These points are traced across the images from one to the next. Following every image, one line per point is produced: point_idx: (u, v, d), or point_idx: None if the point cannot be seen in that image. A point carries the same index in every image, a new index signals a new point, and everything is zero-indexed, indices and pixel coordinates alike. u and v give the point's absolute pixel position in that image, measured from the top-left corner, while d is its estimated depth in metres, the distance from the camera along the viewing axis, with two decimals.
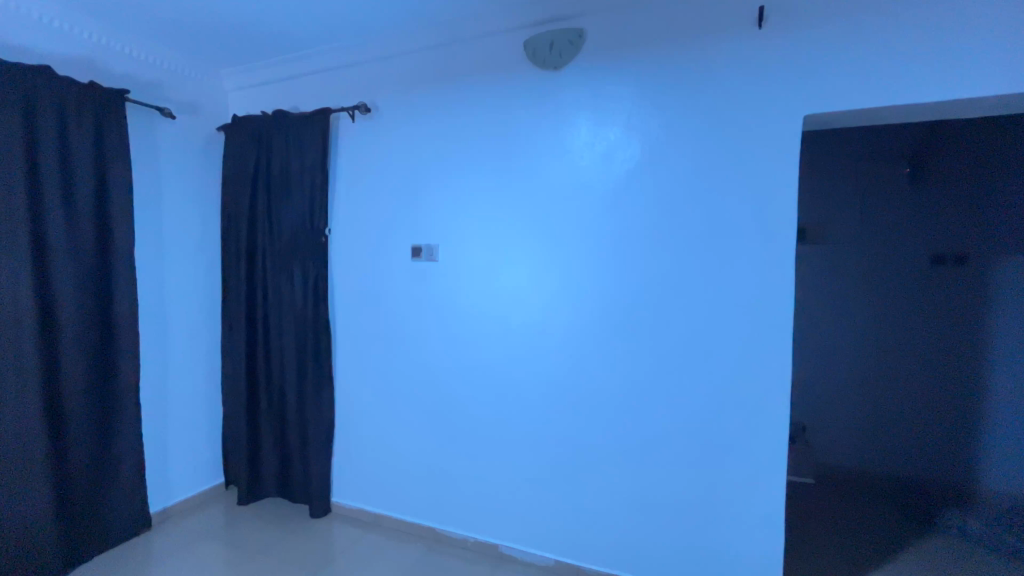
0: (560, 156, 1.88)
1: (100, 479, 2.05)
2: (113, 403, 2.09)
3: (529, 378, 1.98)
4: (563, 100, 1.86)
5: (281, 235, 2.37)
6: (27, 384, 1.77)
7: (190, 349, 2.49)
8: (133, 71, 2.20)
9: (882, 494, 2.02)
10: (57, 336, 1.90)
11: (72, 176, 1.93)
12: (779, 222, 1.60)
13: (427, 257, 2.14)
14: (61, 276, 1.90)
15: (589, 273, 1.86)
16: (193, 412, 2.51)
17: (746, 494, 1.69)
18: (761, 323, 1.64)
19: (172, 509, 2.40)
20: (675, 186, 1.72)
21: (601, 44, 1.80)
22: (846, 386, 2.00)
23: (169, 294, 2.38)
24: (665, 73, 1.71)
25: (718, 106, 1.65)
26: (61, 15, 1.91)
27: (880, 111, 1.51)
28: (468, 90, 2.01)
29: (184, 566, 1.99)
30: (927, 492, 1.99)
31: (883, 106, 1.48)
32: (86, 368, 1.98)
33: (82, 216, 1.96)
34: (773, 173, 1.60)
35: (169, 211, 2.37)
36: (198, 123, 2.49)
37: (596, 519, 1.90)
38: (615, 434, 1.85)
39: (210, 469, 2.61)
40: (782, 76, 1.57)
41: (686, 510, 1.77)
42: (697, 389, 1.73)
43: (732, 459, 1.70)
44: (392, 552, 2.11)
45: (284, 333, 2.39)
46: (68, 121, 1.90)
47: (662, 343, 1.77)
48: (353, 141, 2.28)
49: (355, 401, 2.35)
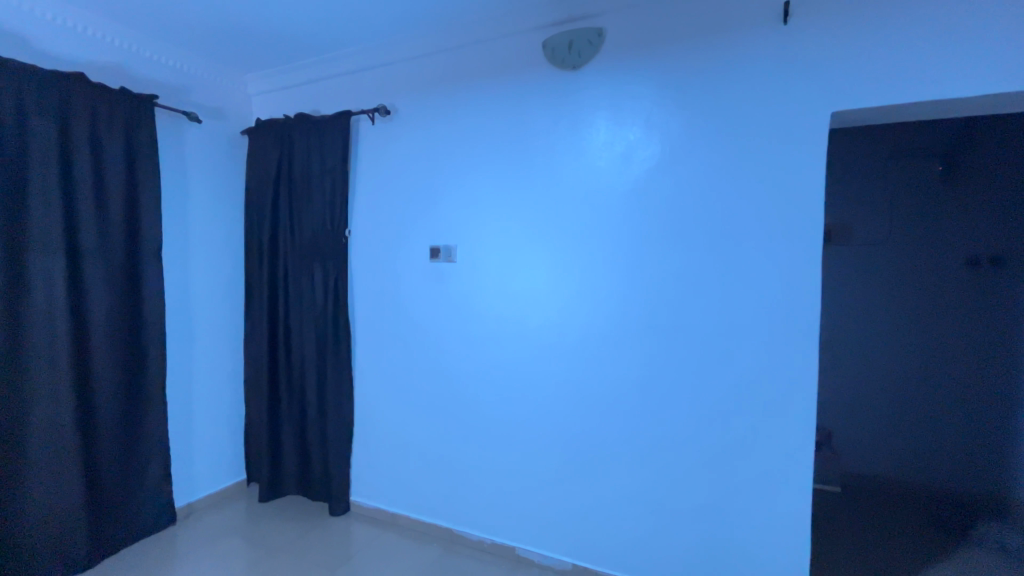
0: (579, 156, 1.86)
1: (129, 473, 2.11)
2: (141, 398, 2.15)
3: (545, 379, 1.97)
4: (583, 100, 1.85)
5: (302, 236, 2.41)
6: (58, 383, 1.83)
7: (215, 348, 2.55)
8: (161, 77, 2.26)
9: (916, 503, 1.91)
10: (87, 338, 1.95)
11: (104, 179, 1.99)
12: (802, 224, 1.56)
13: (445, 258, 2.15)
14: (93, 279, 1.96)
15: (608, 275, 1.84)
16: (217, 410, 2.57)
17: (770, 501, 1.64)
18: (784, 327, 1.60)
19: (197, 504, 2.46)
20: (694, 187, 1.69)
21: (621, 42, 1.78)
22: (874, 391, 1.91)
23: (195, 294, 2.44)
24: (687, 71, 1.69)
25: (741, 104, 1.62)
26: (96, 24, 1.98)
27: (907, 107, 1.46)
28: (487, 90, 2.02)
29: (207, 561, 2.04)
30: (961, 502, 1.88)
31: (909, 103, 1.43)
32: (114, 370, 2.04)
33: (113, 218, 2.02)
34: (798, 171, 1.56)
35: (195, 214, 2.43)
36: (223, 127, 2.55)
37: (616, 523, 1.87)
38: (633, 438, 1.83)
39: (233, 465, 2.66)
40: (809, 71, 1.53)
41: (707, 516, 1.73)
42: (719, 394, 1.69)
43: (755, 466, 1.66)
44: (410, 551, 2.12)
45: (305, 333, 2.42)
46: (100, 127, 1.96)
47: (681, 347, 1.74)
48: (373, 143, 2.31)
49: (374, 400, 2.38)
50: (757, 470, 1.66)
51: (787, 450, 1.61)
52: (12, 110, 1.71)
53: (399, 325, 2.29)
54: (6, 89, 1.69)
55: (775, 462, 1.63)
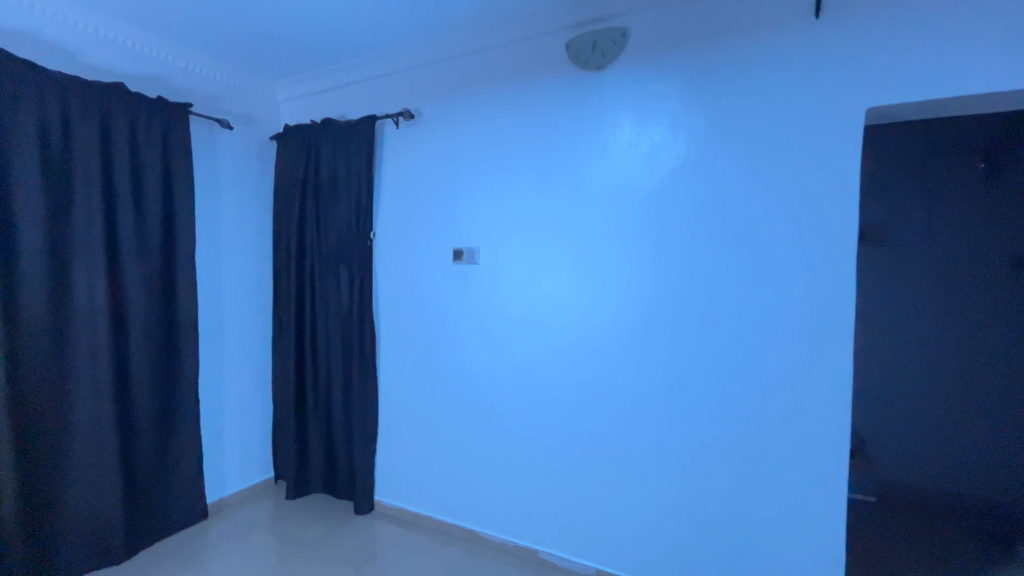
0: (603, 156, 1.85)
1: (164, 468, 2.19)
2: (175, 396, 2.22)
3: (568, 381, 1.96)
4: (607, 100, 1.83)
5: (328, 239, 2.45)
6: (99, 380, 1.91)
7: (245, 348, 2.62)
8: (195, 85, 2.34)
9: (963, 521, 1.73)
10: (127, 338, 2.03)
11: (142, 184, 2.07)
12: (835, 225, 1.51)
13: (468, 260, 2.16)
14: (132, 283, 2.04)
15: (631, 277, 1.82)
16: (247, 409, 2.64)
17: (804, 512, 1.59)
18: (815, 331, 1.55)
19: (227, 500, 2.52)
20: (720, 188, 1.66)
21: (645, 42, 1.76)
22: (913, 400, 1.75)
23: (226, 296, 2.51)
24: (714, 69, 1.66)
25: (771, 101, 1.58)
26: (136, 36, 2.07)
27: (940, 103, 1.41)
28: (510, 92, 2.02)
29: (236, 555, 2.09)
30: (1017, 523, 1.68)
31: (943, 99, 1.38)
32: (151, 370, 2.12)
33: (150, 222, 2.10)
34: (831, 169, 1.51)
35: (226, 217, 2.50)
36: (253, 133, 2.62)
37: (641, 530, 1.84)
38: (657, 443, 1.80)
39: (262, 463, 2.73)
40: (842, 66, 1.48)
41: (736, 525, 1.69)
42: (746, 399, 1.65)
43: (786, 475, 1.61)
44: (433, 551, 2.14)
45: (331, 334, 2.46)
46: (138, 135, 2.04)
47: (705, 350, 1.71)
48: (397, 147, 2.33)
49: (397, 401, 2.40)
50: (788, 480, 1.61)
51: (819, 460, 1.56)
52: (58, 121, 1.79)
53: (421, 326, 2.32)
54: (52, 101, 1.77)
55: (807, 471, 1.58)
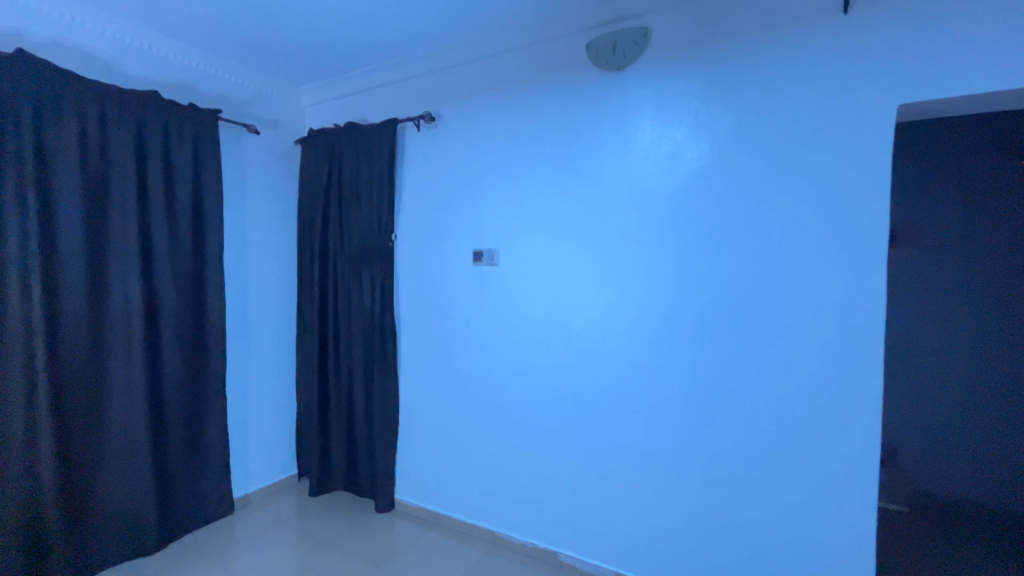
0: (623, 158, 1.84)
1: (193, 463, 2.25)
2: (204, 393, 2.29)
3: (587, 384, 1.95)
4: (628, 100, 1.82)
5: (351, 241, 2.50)
6: (134, 377, 1.99)
7: (270, 348, 2.68)
8: (224, 92, 2.42)
9: (1011, 535, 1.62)
10: (159, 337, 2.11)
11: (174, 188, 2.14)
12: (865, 226, 1.47)
13: (488, 261, 2.18)
14: (164, 283, 2.11)
15: (652, 279, 1.81)
16: (272, 407, 2.70)
17: (833, 520, 1.54)
18: (843, 335, 1.51)
19: (252, 496, 2.58)
20: (743, 190, 1.64)
21: (667, 41, 1.75)
22: (948, 406, 1.68)
23: (252, 297, 2.58)
24: (738, 67, 1.63)
25: (797, 99, 1.54)
26: (170, 46, 2.15)
27: (970, 100, 1.37)
28: (530, 94, 2.03)
29: (261, 550, 2.14)
30: None
31: (972, 96, 1.34)
32: (182, 368, 2.19)
33: (182, 225, 2.18)
34: (860, 169, 1.47)
35: (253, 220, 2.57)
36: (279, 138, 2.69)
37: (662, 535, 1.82)
38: (679, 446, 1.78)
39: (286, 461, 2.78)
40: (872, 62, 1.44)
41: (760, 532, 1.65)
42: (772, 403, 1.62)
43: (814, 482, 1.57)
44: (453, 552, 2.15)
45: (353, 334, 2.50)
46: (171, 141, 2.12)
47: (729, 353, 1.68)
48: (418, 150, 2.36)
49: (418, 401, 2.43)
50: (815, 488, 1.57)
51: (848, 468, 1.52)
52: (97, 128, 1.87)
53: (442, 327, 2.34)
54: (92, 108, 1.85)
55: (834, 479, 1.54)
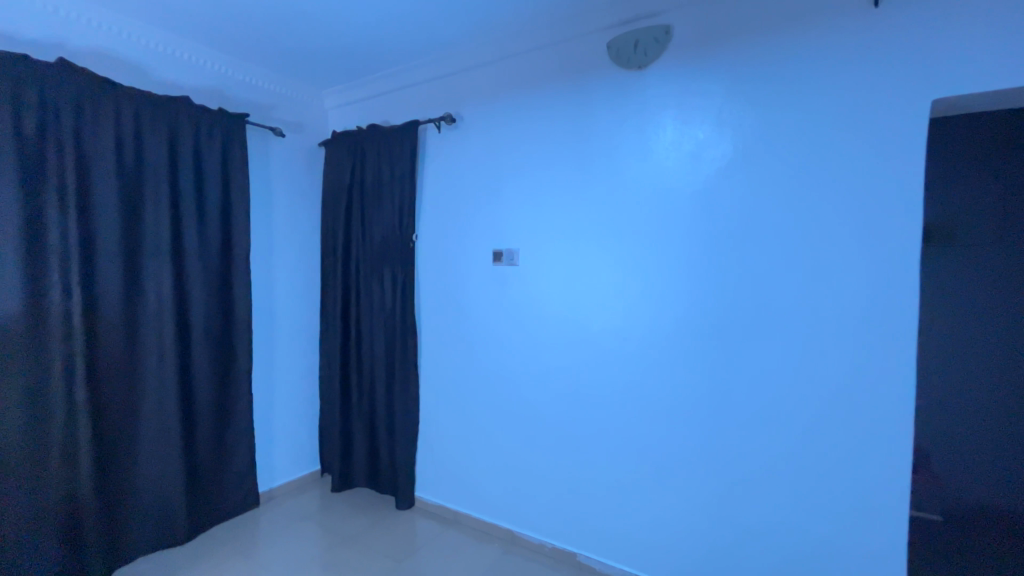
0: (643, 157, 1.83)
1: (220, 457, 2.32)
2: (231, 389, 2.35)
3: (607, 384, 1.94)
4: (649, 99, 1.81)
5: (372, 241, 2.53)
6: (165, 372, 2.06)
7: (294, 346, 2.74)
8: (251, 96, 2.48)
9: None
10: (189, 334, 2.18)
11: (204, 190, 2.21)
12: (897, 225, 1.43)
13: (508, 261, 2.19)
14: (193, 281, 2.18)
15: (673, 279, 1.79)
16: (296, 404, 2.76)
17: (862, 527, 1.50)
18: (872, 336, 1.47)
19: (276, 490, 2.64)
20: (768, 189, 1.61)
21: (690, 37, 1.73)
22: (986, 412, 1.61)
23: (277, 296, 2.64)
24: (763, 63, 1.60)
25: (825, 93, 1.51)
26: (199, 52, 2.22)
27: (1009, 93, 1.32)
28: (551, 94, 2.03)
29: (285, 543, 2.19)
30: None
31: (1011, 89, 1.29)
32: (211, 364, 2.25)
33: (211, 225, 2.24)
34: (891, 166, 1.42)
35: (278, 221, 2.63)
36: (303, 140, 2.74)
37: (683, 539, 1.80)
38: (702, 448, 1.75)
39: (309, 457, 2.84)
40: (905, 55, 1.40)
41: (784, 538, 1.62)
42: (797, 406, 1.59)
43: (844, 488, 1.52)
44: (472, 550, 2.16)
45: (375, 333, 2.53)
46: (201, 144, 2.19)
47: (752, 355, 1.66)
48: (439, 150, 2.39)
49: (438, 400, 2.45)
50: (844, 493, 1.53)
51: (878, 474, 1.47)
52: (133, 132, 1.95)
53: (462, 327, 2.36)
54: (128, 113, 1.93)
55: (863, 484, 1.50)
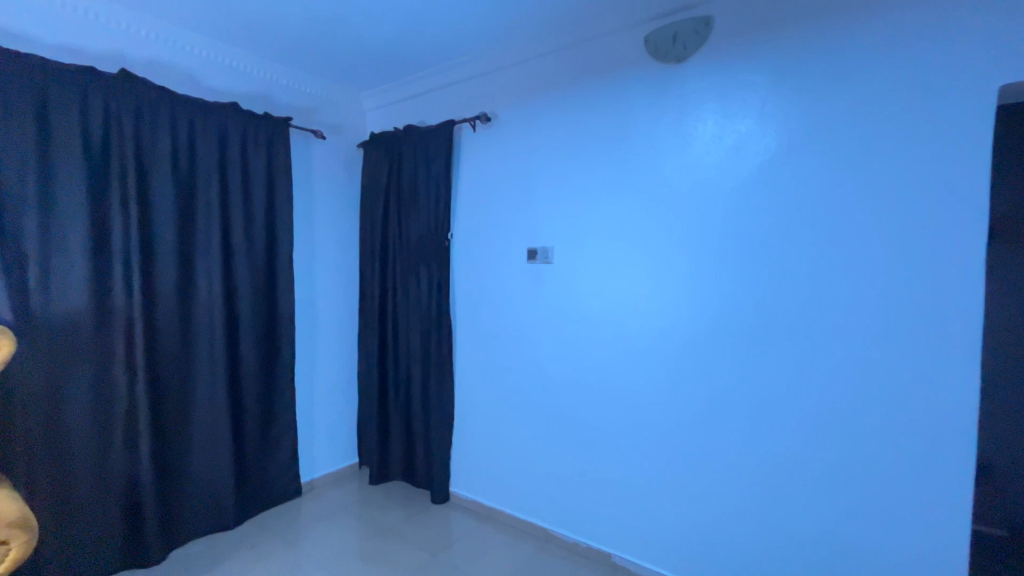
0: (682, 152, 1.79)
1: (266, 447, 2.42)
2: (276, 382, 2.45)
3: (644, 384, 1.92)
4: (688, 93, 1.77)
5: (408, 240, 2.58)
6: (216, 365, 2.16)
7: (334, 342, 2.82)
8: (294, 100, 2.57)
9: None
10: (237, 328, 2.28)
11: (251, 191, 2.31)
12: (959, 222, 1.34)
13: (542, 259, 2.18)
14: (241, 279, 2.28)
15: (713, 277, 1.74)
16: (336, 398, 2.85)
17: (920, 541, 1.42)
18: (930, 339, 1.39)
19: (317, 481, 2.74)
20: (815, 183, 1.54)
21: (732, 28, 1.67)
22: None
23: (318, 293, 2.73)
24: (812, 51, 1.53)
25: (879, 83, 1.43)
26: (245, 59, 2.31)
27: None
28: (586, 91, 2.02)
29: (325, 532, 2.27)
30: None
31: None
32: (257, 358, 2.35)
33: (258, 225, 2.34)
34: (953, 159, 1.34)
35: (319, 221, 2.72)
36: (343, 141, 2.82)
37: (724, 545, 1.75)
38: (744, 453, 1.70)
39: (348, 449, 2.93)
40: (969, 39, 1.31)
41: (831, 548, 1.55)
42: (847, 411, 1.52)
43: (897, 497, 1.45)
44: (507, 546, 2.17)
45: (410, 330, 2.58)
46: (249, 148, 2.28)
47: (798, 357, 1.59)
48: (475, 149, 2.41)
49: (473, 396, 2.48)
50: (898, 503, 1.45)
51: (937, 483, 1.39)
52: (186, 138, 2.05)
53: (496, 326, 2.38)
54: (182, 120, 2.04)
55: (919, 495, 1.42)
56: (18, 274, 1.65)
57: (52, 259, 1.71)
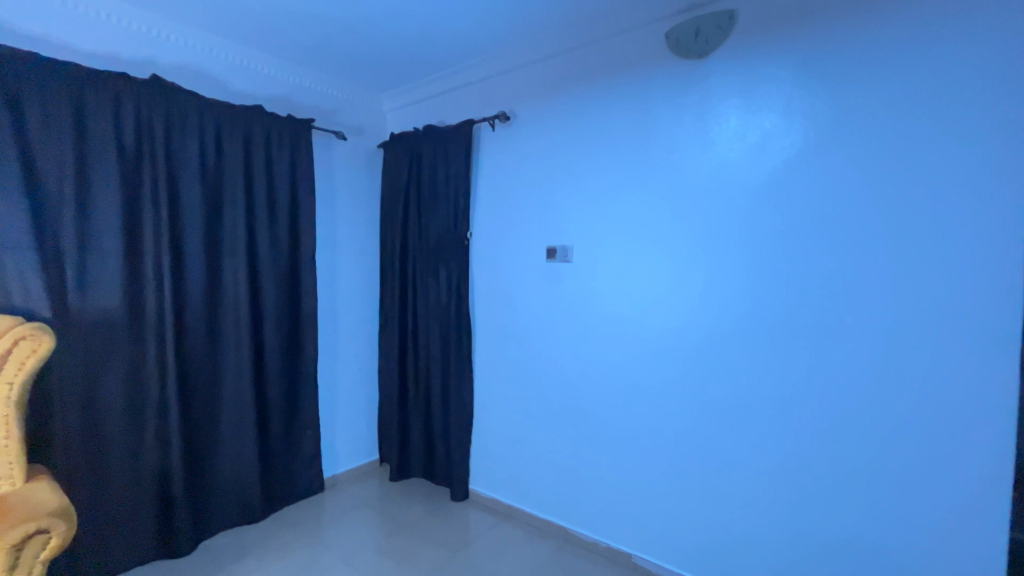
0: (705, 149, 1.76)
1: (290, 443, 2.47)
2: (300, 379, 2.50)
3: (665, 383, 1.90)
4: (711, 89, 1.74)
5: (428, 239, 2.59)
6: (242, 363, 2.21)
7: (355, 340, 2.87)
8: (317, 102, 2.61)
9: None
10: (262, 327, 2.32)
11: (275, 192, 2.35)
12: (999, 218, 1.28)
13: (562, 258, 2.18)
14: (266, 278, 2.33)
15: (736, 276, 1.71)
16: (357, 396, 2.89)
17: (953, 548, 1.37)
18: (966, 340, 1.34)
19: (340, 476, 2.79)
20: (845, 179, 1.49)
21: (757, 21, 1.64)
22: None
23: (340, 292, 2.77)
24: (840, 43, 1.49)
25: (913, 75, 1.38)
26: (269, 62, 2.36)
27: None
28: (606, 88, 2.00)
29: (346, 527, 2.30)
30: None
31: None
32: (281, 355, 2.40)
33: (282, 225, 2.38)
34: (993, 153, 1.28)
35: (341, 220, 2.76)
36: (364, 142, 2.86)
37: (747, 548, 1.72)
38: (768, 455, 1.67)
39: (369, 446, 2.97)
40: (1009, 27, 1.25)
41: (859, 553, 1.51)
42: (878, 414, 1.47)
43: (930, 503, 1.40)
44: (526, 545, 2.17)
45: (430, 329, 2.60)
46: (273, 149, 2.32)
47: (825, 357, 1.55)
48: (494, 148, 2.42)
49: (493, 395, 2.49)
50: (931, 509, 1.40)
51: (972, 489, 1.34)
52: (213, 140, 2.11)
53: (515, 324, 2.38)
54: (210, 123, 2.09)
55: (954, 501, 1.37)
56: (57, 275, 1.72)
57: (88, 260, 1.78)
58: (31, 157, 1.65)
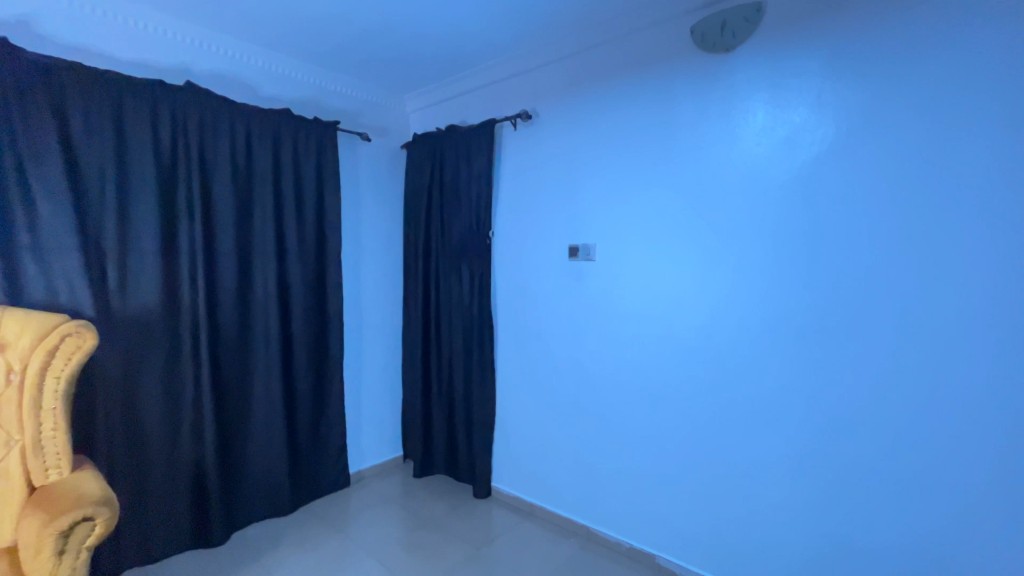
0: (731, 145, 1.73)
1: (317, 438, 2.53)
2: (326, 376, 2.55)
3: (689, 383, 1.87)
4: (738, 83, 1.71)
5: (450, 238, 2.62)
6: (271, 360, 2.27)
7: (380, 338, 2.91)
8: (342, 104, 2.66)
9: None
10: (290, 325, 2.38)
11: (302, 193, 2.41)
12: None
13: (584, 257, 2.17)
14: (294, 277, 2.38)
15: (764, 274, 1.67)
16: (381, 393, 2.93)
17: (995, 557, 1.31)
18: (1011, 342, 1.27)
19: (365, 472, 2.84)
20: (879, 174, 1.44)
21: (785, 12, 1.59)
22: None
23: (364, 291, 2.82)
24: (876, 33, 1.43)
25: (953, 65, 1.32)
26: (296, 66, 2.41)
27: None
28: (629, 85, 1.99)
29: (371, 522, 2.34)
30: None
31: None
32: (308, 353, 2.45)
33: (308, 226, 2.43)
34: None
35: (365, 220, 2.81)
36: (388, 143, 2.90)
37: (776, 552, 1.68)
38: (797, 458, 1.62)
39: (393, 443, 3.01)
40: None
41: (893, 561, 1.46)
42: (915, 418, 1.41)
43: (970, 510, 1.34)
44: (548, 543, 2.17)
45: (452, 327, 2.62)
46: (300, 152, 2.38)
47: (857, 358, 1.50)
48: (516, 147, 2.43)
49: (515, 393, 2.50)
50: (972, 517, 1.34)
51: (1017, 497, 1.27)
52: (244, 144, 2.17)
53: (537, 322, 2.39)
54: (241, 127, 2.15)
55: (997, 509, 1.30)
56: (100, 274, 1.80)
57: (128, 260, 1.86)
58: (77, 162, 1.74)
